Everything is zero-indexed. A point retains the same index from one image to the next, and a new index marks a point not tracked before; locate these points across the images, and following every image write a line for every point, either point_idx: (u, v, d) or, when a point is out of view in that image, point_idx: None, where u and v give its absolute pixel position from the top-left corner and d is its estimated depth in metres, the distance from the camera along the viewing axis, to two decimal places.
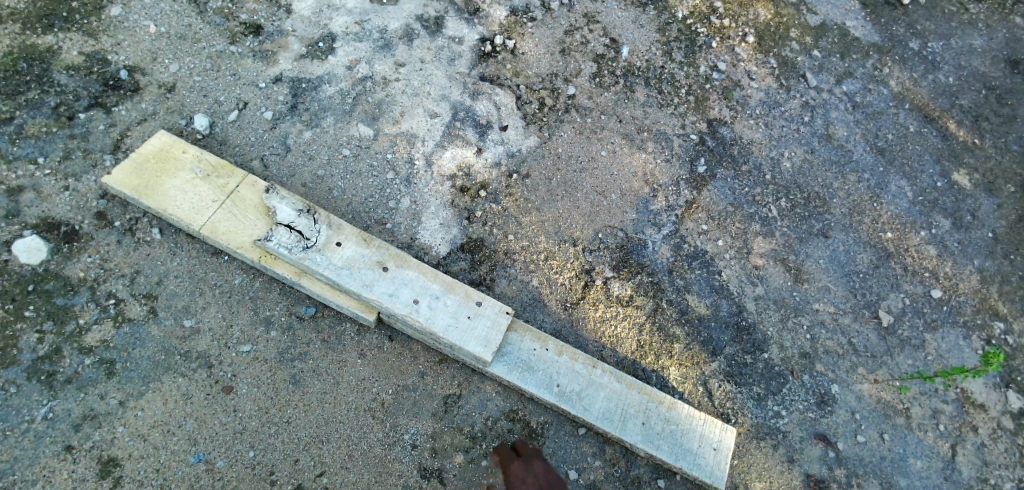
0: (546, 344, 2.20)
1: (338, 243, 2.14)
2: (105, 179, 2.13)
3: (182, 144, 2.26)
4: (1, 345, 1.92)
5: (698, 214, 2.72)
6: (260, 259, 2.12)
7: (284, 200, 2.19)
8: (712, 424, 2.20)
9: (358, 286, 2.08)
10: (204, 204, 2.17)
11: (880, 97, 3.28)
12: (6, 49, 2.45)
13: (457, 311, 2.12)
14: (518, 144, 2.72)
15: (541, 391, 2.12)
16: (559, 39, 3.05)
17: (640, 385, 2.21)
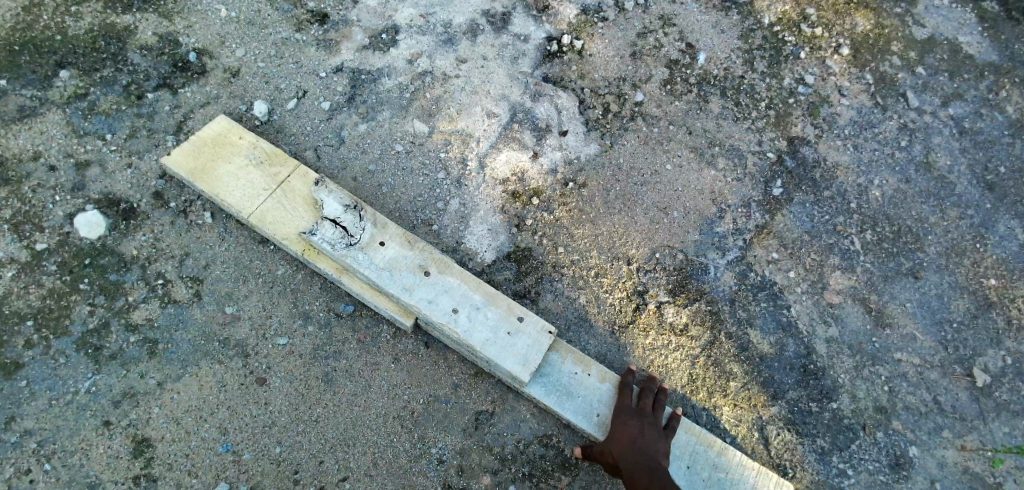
0: (590, 369, 2.05)
1: (382, 242, 2.07)
2: (164, 160, 2.15)
3: (241, 130, 2.25)
4: (56, 314, 1.97)
5: (768, 240, 2.48)
6: (304, 252, 2.08)
7: (332, 194, 2.13)
8: (766, 477, 2.03)
9: (398, 289, 2.00)
10: (256, 192, 2.15)
11: (993, 123, 2.90)
12: (87, 27, 2.55)
13: (498, 325, 2.00)
14: (577, 151, 2.57)
15: (580, 419, 1.97)
16: (630, 41, 2.86)
17: (687, 423, 2.07)
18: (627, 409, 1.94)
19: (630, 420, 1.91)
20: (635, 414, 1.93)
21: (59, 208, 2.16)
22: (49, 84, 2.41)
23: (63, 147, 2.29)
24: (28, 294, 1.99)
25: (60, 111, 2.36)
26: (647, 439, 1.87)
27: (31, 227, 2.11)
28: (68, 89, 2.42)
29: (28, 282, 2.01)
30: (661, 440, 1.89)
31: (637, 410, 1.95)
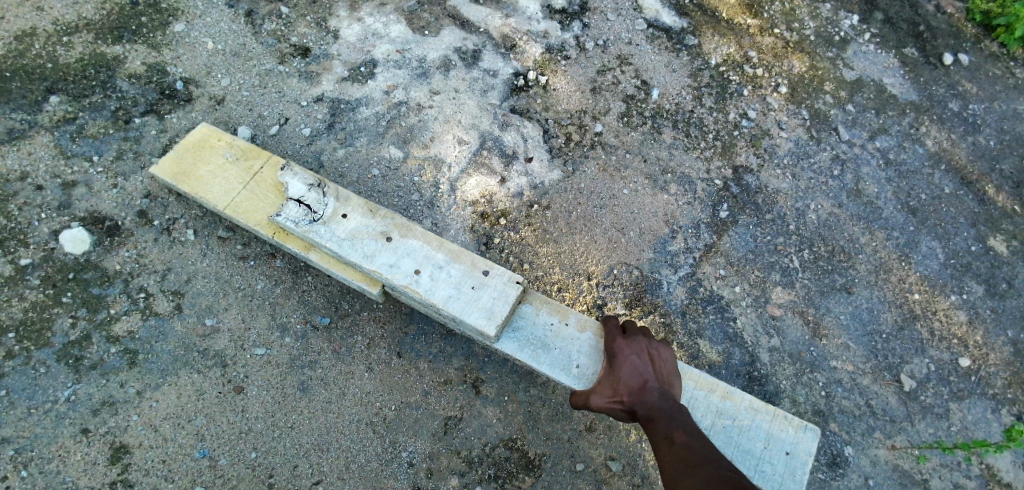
0: (565, 319, 2.13)
1: (344, 215, 2.16)
2: (152, 171, 2.30)
3: (218, 131, 2.37)
4: (38, 326, 2.05)
5: (716, 258, 2.71)
6: (274, 235, 2.19)
7: (297, 176, 2.23)
8: (780, 422, 2.03)
9: (360, 256, 2.09)
10: (231, 187, 2.27)
11: (914, 155, 3.24)
12: (78, 56, 2.70)
13: (461, 281, 2.08)
14: (542, 177, 2.78)
15: (556, 371, 2.02)
16: (591, 78, 3.13)
17: (690, 371, 2.11)
18: (625, 345, 1.93)
19: (631, 355, 1.89)
20: (634, 348, 1.92)
21: (45, 226, 2.26)
22: (38, 108, 2.54)
23: (49, 168, 2.40)
24: (11, 306, 2.08)
25: (48, 134, 2.49)
26: (653, 378, 1.83)
27: (16, 242, 2.21)
28: (57, 113, 2.54)
29: (12, 295, 2.10)
30: (666, 381, 1.85)
31: (634, 346, 1.93)
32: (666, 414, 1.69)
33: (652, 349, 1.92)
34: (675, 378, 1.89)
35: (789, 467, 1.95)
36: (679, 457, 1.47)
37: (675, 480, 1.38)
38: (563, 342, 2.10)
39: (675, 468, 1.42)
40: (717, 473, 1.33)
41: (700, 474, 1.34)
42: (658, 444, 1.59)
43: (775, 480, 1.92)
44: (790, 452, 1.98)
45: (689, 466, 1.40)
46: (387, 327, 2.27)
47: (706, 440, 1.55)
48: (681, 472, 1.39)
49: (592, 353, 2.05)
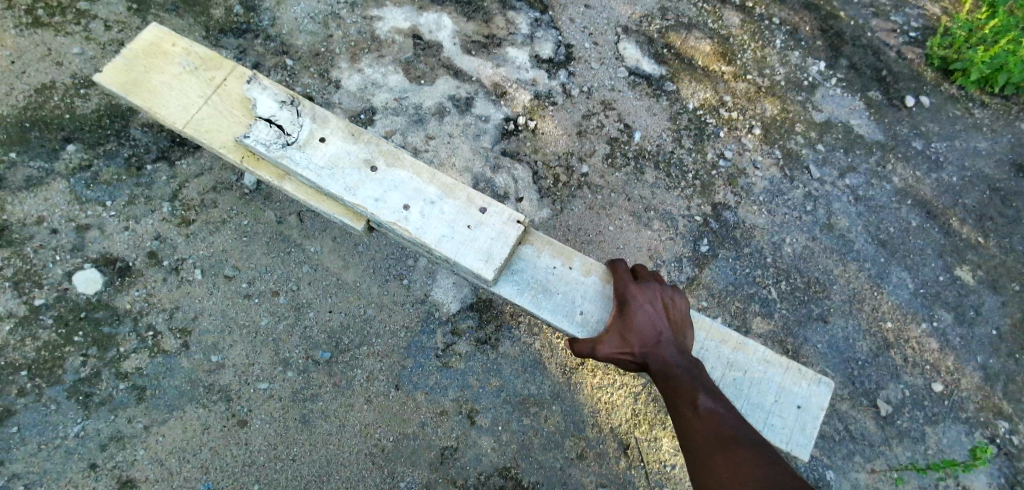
0: (570, 263, 2.13)
1: (322, 139, 2.14)
2: (96, 77, 2.16)
3: (173, 35, 2.27)
4: (50, 364, 2.15)
5: (698, 291, 2.89)
6: (244, 159, 2.16)
7: (267, 92, 2.18)
8: (793, 376, 2.04)
9: (341, 187, 2.07)
10: (191, 100, 2.19)
11: (882, 191, 3.45)
12: (95, 107, 2.85)
13: (454, 220, 2.07)
14: (531, 215, 2.99)
15: (558, 316, 2.04)
16: (576, 122, 3.35)
17: (702, 320, 2.10)
18: (638, 291, 1.93)
19: (643, 303, 1.90)
20: (647, 295, 1.92)
21: (59, 267, 2.38)
22: (56, 156, 2.69)
23: (65, 212, 2.53)
24: (24, 346, 2.17)
25: (64, 180, 2.62)
26: (667, 329, 1.86)
27: (31, 283, 2.32)
28: (73, 161, 2.68)
29: (26, 335, 2.20)
30: (681, 333, 1.90)
31: (646, 291, 1.93)
32: (682, 373, 1.75)
33: (665, 296, 1.93)
34: (687, 323, 1.93)
35: (799, 421, 1.98)
36: (703, 424, 1.55)
37: (702, 452, 1.47)
38: (565, 285, 2.10)
39: (700, 437, 1.51)
40: (744, 447, 1.43)
41: (730, 449, 1.42)
42: (677, 406, 1.67)
43: (784, 434, 1.95)
44: (801, 405, 2.00)
45: (716, 437, 1.48)
46: (385, 360, 2.39)
47: (725, 404, 1.63)
48: (708, 443, 1.48)
49: (597, 299, 2.06)
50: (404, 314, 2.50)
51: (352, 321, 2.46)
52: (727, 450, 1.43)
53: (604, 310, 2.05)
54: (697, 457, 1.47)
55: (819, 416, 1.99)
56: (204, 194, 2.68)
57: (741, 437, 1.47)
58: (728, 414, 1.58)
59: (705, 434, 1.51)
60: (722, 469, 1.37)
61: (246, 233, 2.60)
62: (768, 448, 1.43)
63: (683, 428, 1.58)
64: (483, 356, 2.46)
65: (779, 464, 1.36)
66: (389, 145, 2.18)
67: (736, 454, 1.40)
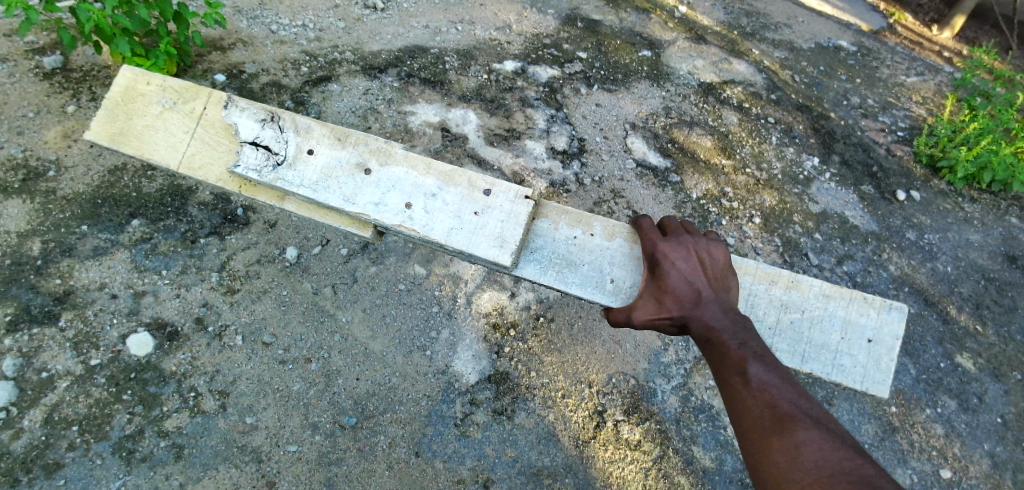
0: (590, 230, 2.01)
1: (310, 151, 2.01)
2: (85, 135, 2.10)
3: (145, 75, 2.17)
4: (99, 421, 2.34)
5: (706, 370, 2.97)
6: (240, 187, 2.07)
7: (246, 113, 2.06)
8: (857, 307, 1.94)
9: (340, 199, 1.95)
10: (178, 140, 2.11)
11: (879, 278, 3.66)
12: (159, 187, 3.20)
13: (459, 208, 1.96)
14: (547, 291, 3.07)
15: (588, 289, 1.92)
16: (588, 208, 3.66)
17: (747, 263, 1.98)
18: (670, 249, 1.77)
19: (676, 260, 1.74)
20: (679, 251, 1.76)
21: (115, 330, 2.61)
22: (121, 229, 2.99)
23: (124, 280, 2.79)
24: (77, 402, 2.37)
25: (126, 250, 2.91)
26: (706, 287, 1.70)
27: (88, 344, 2.54)
28: (136, 234, 2.99)
29: (79, 392, 2.40)
30: (721, 290, 1.72)
31: (679, 247, 1.77)
32: (725, 332, 1.58)
33: (701, 252, 1.76)
34: (728, 277, 1.77)
35: (871, 356, 1.89)
36: (756, 393, 1.40)
37: (757, 429, 1.34)
38: (589, 254, 1.98)
39: (753, 410, 1.37)
40: (806, 425, 1.30)
41: (791, 429, 1.30)
42: (722, 371, 1.51)
43: (857, 373, 1.88)
44: (871, 339, 1.91)
45: (774, 413, 1.35)
46: (407, 427, 2.55)
47: (777, 367, 1.47)
48: (764, 418, 1.34)
49: (625, 264, 1.94)
50: (426, 383, 2.68)
51: (378, 388, 2.63)
52: (786, 429, 1.30)
53: (636, 275, 1.93)
54: (751, 435, 1.34)
55: (891, 347, 1.90)
56: (249, 266, 2.95)
57: (798, 411, 1.35)
58: (783, 381, 1.43)
59: (760, 406, 1.37)
60: (784, 454, 1.25)
61: (285, 302, 2.84)
62: (832, 425, 1.31)
63: (731, 395, 1.44)
64: (499, 427, 2.62)
65: (847, 447, 1.25)
66: (377, 141, 2.04)
67: (798, 435, 1.28)
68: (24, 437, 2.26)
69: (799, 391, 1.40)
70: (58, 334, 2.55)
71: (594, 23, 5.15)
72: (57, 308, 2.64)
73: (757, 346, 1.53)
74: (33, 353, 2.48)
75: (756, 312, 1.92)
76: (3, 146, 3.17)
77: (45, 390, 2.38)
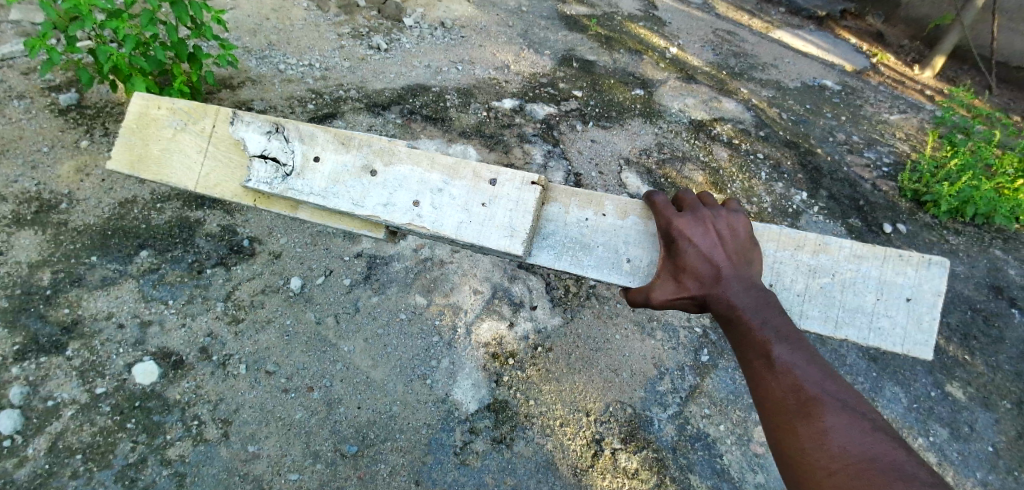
0: (602, 210, 2.00)
1: (316, 158, 2.03)
2: (109, 165, 2.19)
3: (154, 99, 2.20)
4: (103, 449, 2.37)
5: (701, 398, 3.05)
6: (257, 201, 2.13)
7: (249, 126, 2.06)
8: (893, 266, 1.86)
9: (350, 204, 1.98)
10: (193, 160, 2.16)
11: None
12: (167, 219, 3.29)
13: (467, 201, 1.97)
14: (545, 322, 3.20)
15: (604, 272, 1.93)
16: None
17: (770, 229, 1.92)
18: (687, 224, 1.66)
19: (693, 237, 1.63)
20: (696, 226, 1.64)
21: (121, 359, 2.66)
22: (129, 260, 3.07)
23: (131, 309, 2.85)
24: (82, 431, 2.40)
25: (134, 280, 2.98)
26: (727, 262, 1.59)
27: (94, 373, 2.58)
28: (144, 264, 3.06)
29: (84, 420, 2.43)
30: (742, 264, 1.62)
31: (696, 222, 1.65)
32: (749, 310, 1.48)
33: (720, 226, 1.64)
34: (751, 248, 1.67)
35: (911, 316, 1.83)
36: (782, 376, 1.32)
37: (783, 415, 1.27)
38: (603, 234, 1.98)
39: (778, 395, 1.30)
40: (835, 411, 1.23)
41: (818, 416, 1.23)
42: (745, 351, 1.43)
43: (896, 335, 1.82)
44: (910, 298, 1.84)
45: (800, 396, 1.28)
46: (407, 455, 2.58)
47: (804, 345, 1.38)
48: (791, 404, 1.28)
49: (640, 242, 1.92)
50: (426, 412, 2.72)
51: (378, 417, 2.67)
52: (813, 415, 1.23)
53: (653, 251, 1.91)
54: (777, 421, 1.28)
55: (932, 305, 1.83)
56: (254, 296, 3.02)
57: (828, 396, 1.27)
58: (811, 362, 1.34)
59: (786, 390, 1.30)
60: (812, 443, 1.19)
61: (288, 332, 2.90)
62: (863, 410, 1.24)
63: (755, 379, 1.36)
64: (498, 455, 2.65)
65: (878, 433, 1.19)
66: (379, 141, 2.03)
67: (827, 422, 1.21)
68: (29, 466, 2.28)
69: (829, 374, 1.32)
70: (65, 363, 2.59)
71: (589, 64, 5.39)
72: (65, 338, 2.69)
73: (785, 324, 1.44)
74: (40, 382, 2.52)
75: (783, 280, 1.87)
76: (18, 180, 3.28)
77: (51, 418, 2.41)
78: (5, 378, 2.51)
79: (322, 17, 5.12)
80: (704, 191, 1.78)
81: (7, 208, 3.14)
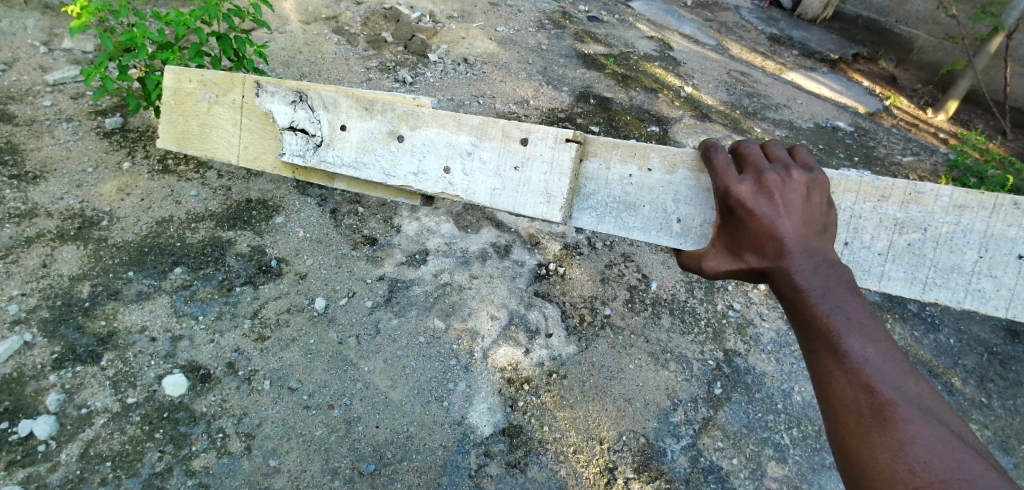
0: (647, 163, 1.88)
1: (343, 127, 2.18)
2: (160, 144, 2.53)
3: (184, 74, 2.40)
4: (131, 458, 2.45)
5: (713, 431, 3.06)
6: (295, 173, 2.36)
7: (275, 96, 2.22)
8: (1004, 217, 1.65)
9: (381, 174, 2.14)
10: (230, 134, 2.38)
11: None
12: (201, 238, 3.45)
13: (499, 165, 2.01)
14: (560, 349, 3.26)
15: (653, 234, 1.88)
16: (600, 269, 3.80)
17: (847, 177, 1.74)
18: (747, 192, 1.40)
19: (753, 205, 1.36)
20: (757, 195, 1.37)
21: (152, 371, 2.76)
22: (164, 276, 3.20)
23: (164, 323, 2.97)
24: (112, 438, 2.49)
25: (167, 296, 3.10)
26: (793, 231, 1.30)
27: (126, 383, 2.69)
28: (177, 280, 3.19)
29: (115, 429, 2.52)
30: (813, 232, 1.32)
31: (758, 188, 1.38)
32: (820, 286, 1.19)
33: (790, 192, 1.36)
34: (826, 215, 1.39)
35: (1020, 274, 1.66)
36: (854, 370, 1.05)
37: (851, 421, 1.01)
38: (649, 192, 1.89)
39: (845, 392, 1.04)
40: (917, 417, 0.97)
41: (899, 424, 0.97)
42: (807, 336, 1.15)
43: (1000, 298, 1.68)
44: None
45: (872, 395, 1.02)
46: (423, 476, 2.62)
47: (881, 332, 1.09)
48: (861, 407, 1.01)
49: (690, 200, 1.80)
50: (442, 433, 2.77)
51: (396, 436, 2.73)
52: (891, 424, 0.97)
53: (706, 209, 1.77)
54: (841, 426, 1.03)
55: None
56: (280, 314, 3.13)
57: (909, 398, 1.00)
58: (893, 357, 1.06)
59: (856, 387, 1.03)
60: (885, 458, 0.94)
61: (311, 350, 2.99)
62: (951, 423, 0.98)
63: (818, 372, 1.10)
64: (512, 479, 2.67)
65: (970, 453, 0.93)
66: (403, 104, 2.10)
67: (908, 433, 0.95)
68: (61, 471, 2.36)
69: (911, 373, 1.05)
70: (99, 372, 2.70)
71: (606, 101, 5.59)
72: (100, 348, 2.80)
73: (864, 307, 1.14)
74: (75, 390, 2.62)
75: (862, 237, 1.75)
76: (63, 198, 3.46)
77: (83, 426, 2.51)
78: (42, 385, 2.62)
79: (352, 51, 5.40)
80: (772, 148, 1.49)
81: (52, 224, 3.31)
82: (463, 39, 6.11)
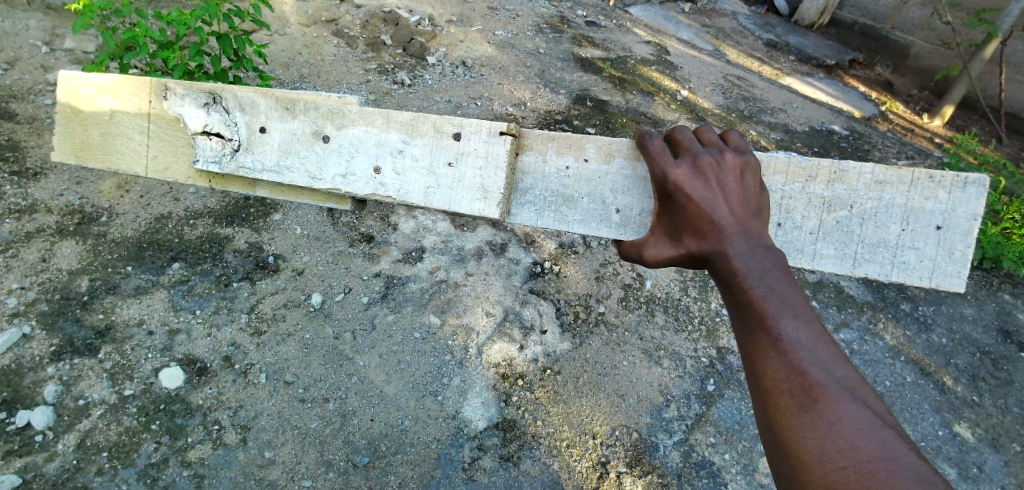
0: (584, 155, 1.85)
1: (263, 129, 2.01)
2: (52, 154, 2.18)
3: (78, 78, 2.06)
4: (128, 448, 2.47)
5: (706, 427, 3.10)
6: (211, 182, 2.14)
7: (186, 99, 2.01)
8: (922, 191, 1.66)
9: (306, 177, 2.00)
10: (138, 143, 2.13)
11: (875, 347, 3.74)
12: (199, 234, 3.48)
13: (432, 162, 1.92)
14: (554, 346, 3.28)
15: (593, 226, 1.84)
16: (595, 268, 3.81)
17: (778, 159, 1.71)
18: (685, 176, 1.38)
19: (690, 190, 1.34)
20: (695, 180, 1.35)
21: (150, 364, 2.79)
22: (161, 271, 3.23)
23: (161, 317, 3.00)
24: (109, 429, 2.51)
25: (165, 291, 3.13)
26: (730, 214, 1.29)
27: (123, 376, 2.71)
28: (175, 276, 3.21)
29: (112, 420, 2.54)
30: (749, 214, 1.32)
31: (696, 173, 1.36)
32: (754, 269, 1.17)
33: (725, 176, 1.35)
34: (759, 200, 1.39)
35: (940, 245, 1.67)
36: (785, 350, 1.05)
37: (782, 400, 1.01)
38: (586, 185, 1.85)
39: (776, 375, 1.04)
40: (842, 398, 0.99)
41: (826, 403, 0.98)
42: (742, 319, 1.14)
43: (923, 268, 1.68)
44: (941, 226, 1.66)
45: (800, 378, 1.02)
46: (417, 468, 2.65)
47: (808, 315, 1.10)
48: (792, 386, 1.01)
49: (629, 190, 1.78)
50: (437, 427, 2.80)
51: (390, 430, 2.76)
52: (820, 403, 0.98)
53: (644, 199, 1.77)
54: (772, 407, 1.02)
55: (968, 232, 1.64)
56: (276, 309, 3.16)
57: (837, 381, 1.02)
58: (821, 337, 1.08)
59: (787, 368, 1.03)
60: (812, 437, 0.95)
61: (307, 345, 3.02)
62: (873, 404, 1.01)
63: (751, 352, 1.09)
64: (505, 473, 2.70)
65: (889, 432, 0.95)
66: (327, 103, 1.97)
67: (835, 413, 0.96)
68: (57, 460, 2.39)
69: (838, 354, 1.06)
70: (97, 365, 2.73)
71: (602, 103, 5.64)
72: (98, 341, 2.83)
73: (795, 289, 1.14)
74: (73, 382, 2.65)
75: (794, 218, 1.72)
76: (63, 194, 3.49)
77: (81, 417, 2.53)
78: (40, 377, 2.64)
79: (351, 54, 5.46)
80: (705, 131, 1.49)
81: (52, 219, 3.34)
82: (462, 42, 6.17)
